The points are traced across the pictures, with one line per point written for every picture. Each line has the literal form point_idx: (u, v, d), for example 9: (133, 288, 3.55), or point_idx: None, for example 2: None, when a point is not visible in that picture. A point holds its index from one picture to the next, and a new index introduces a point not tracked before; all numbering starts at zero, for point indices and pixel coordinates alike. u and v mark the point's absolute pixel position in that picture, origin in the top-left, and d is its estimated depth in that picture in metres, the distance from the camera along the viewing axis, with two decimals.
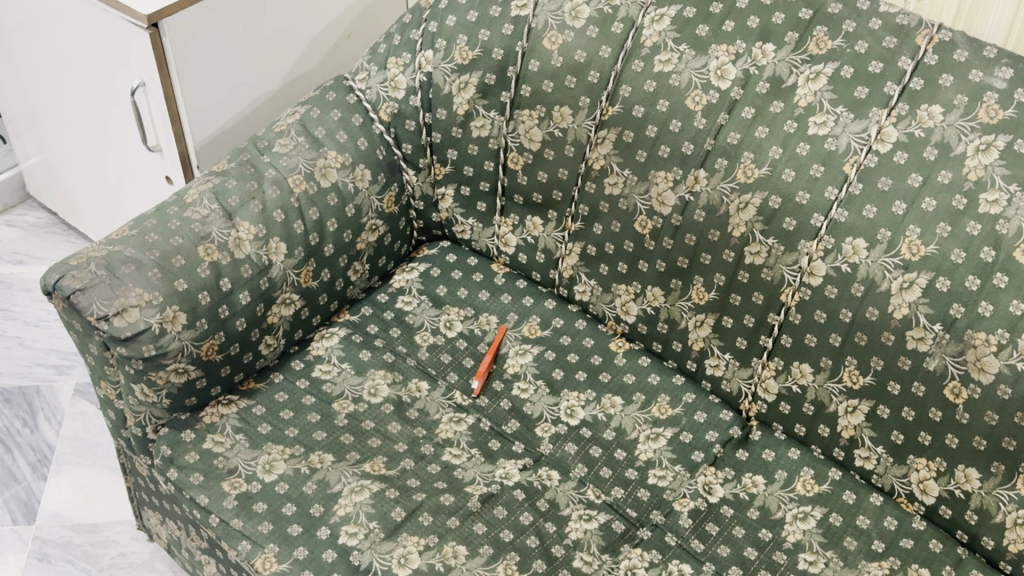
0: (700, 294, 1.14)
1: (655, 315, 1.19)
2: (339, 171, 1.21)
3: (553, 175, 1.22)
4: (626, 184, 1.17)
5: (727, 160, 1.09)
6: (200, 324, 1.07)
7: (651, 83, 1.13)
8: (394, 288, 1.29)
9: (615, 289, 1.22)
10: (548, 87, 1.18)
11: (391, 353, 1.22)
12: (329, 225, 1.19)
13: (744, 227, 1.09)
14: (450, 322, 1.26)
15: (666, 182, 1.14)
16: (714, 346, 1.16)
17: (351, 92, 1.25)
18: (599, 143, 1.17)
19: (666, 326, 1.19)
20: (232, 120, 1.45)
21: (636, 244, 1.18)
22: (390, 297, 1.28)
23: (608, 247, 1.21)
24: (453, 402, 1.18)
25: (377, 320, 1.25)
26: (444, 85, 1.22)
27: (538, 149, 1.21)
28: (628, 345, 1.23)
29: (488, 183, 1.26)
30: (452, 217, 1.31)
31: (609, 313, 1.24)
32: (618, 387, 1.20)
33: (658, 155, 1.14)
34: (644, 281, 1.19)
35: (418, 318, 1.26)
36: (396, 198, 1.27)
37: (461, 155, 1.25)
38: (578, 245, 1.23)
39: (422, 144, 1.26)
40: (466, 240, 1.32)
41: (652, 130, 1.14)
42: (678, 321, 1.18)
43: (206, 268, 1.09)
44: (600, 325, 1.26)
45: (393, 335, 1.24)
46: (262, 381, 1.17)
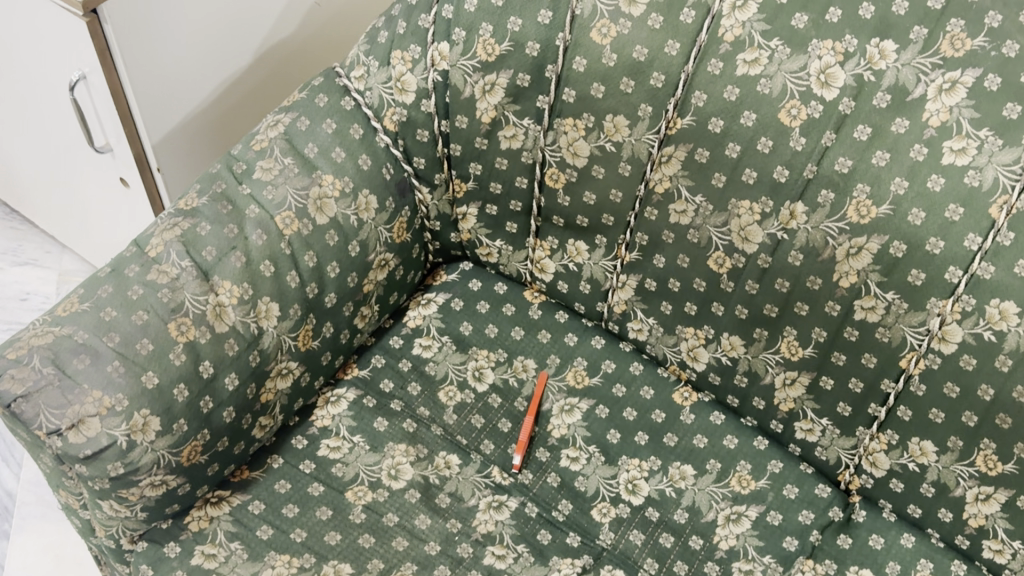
0: (792, 348, 0.93)
1: (732, 366, 0.99)
2: (338, 201, 0.97)
3: (602, 196, 0.98)
4: (698, 213, 0.94)
5: (834, 193, 0.86)
6: (178, 427, 0.85)
7: (733, 89, 0.88)
8: (410, 328, 1.07)
9: (679, 331, 1.01)
10: (598, 91, 0.93)
11: (410, 418, 1.01)
12: (330, 270, 0.96)
13: (855, 277, 0.87)
14: (480, 371, 1.04)
15: (751, 215, 0.91)
16: (807, 408, 0.96)
17: (346, 93, 1.00)
18: (663, 162, 0.93)
19: (745, 379, 0.98)
20: (195, 109, 1.19)
21: (710, 284, 0.96)
22: (405, 340, 1.06)
23: (673, 284, 0.98)
24: (491, 482, 0.98)
25: (392, 373, 1.03)
26: (465, 87, 0.97)
27: (583, 166, 0.97)
28: (697, 396, 1.03)
29: (521, 202, 1.02)
30: (475, 238, 1.07)
31: (672, 357, 1.03)
32: (688, 453, 1.00)
33: (740, 181, 0.90)
34: (718, 326, 0.97)
35: (441, 368, 1.04)
36: (408, 223, 1.03)
37: (487, 170, 1.01)
38: (634, 278, 1.01)
39: (438, 157, 1.01)
40: (492, 263, 1.09)
41: (734, 149, 0.90)
42: (762, 375, 0.97)
43: (181, 352, 0.86)
44: (660, 369, 1.05)
45: (412, 393, 1.02)
46: (258, 468, 0.96)
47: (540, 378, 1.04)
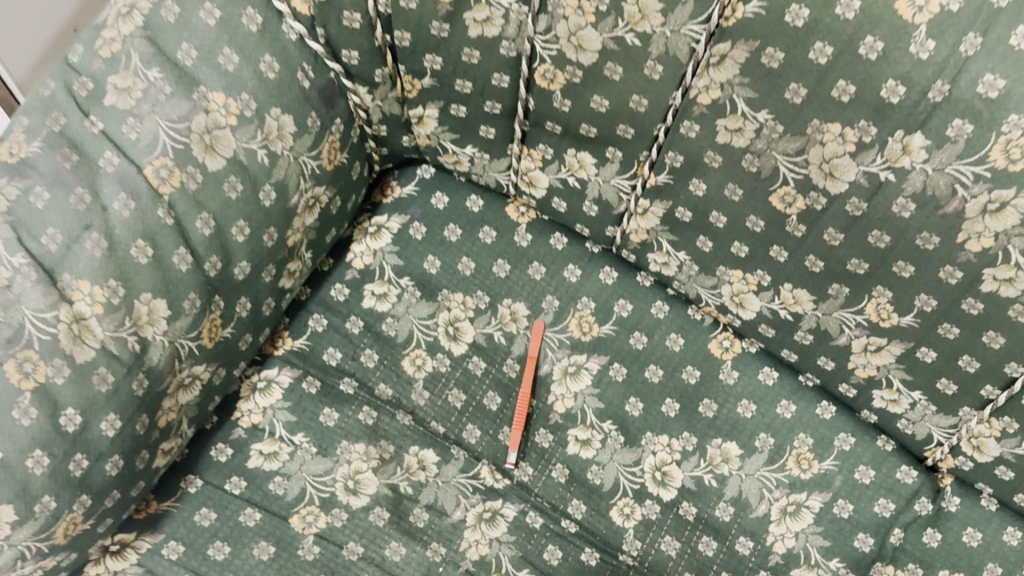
0: (883, 312, 0.69)
1: (793, 322, 0.74)
2: (235, 132, 0.66)
3: (619, 103, 0.68)
4: (760, 135, 0.65)
5: (973, 124, 0.57)
6: (43, 507, 0.60)
7: None
8: (357, 271, 0.80)
9: (722, 273, 0.75)
10: None
11: (368, 404, 0.76)
12: (234, 234, 0.67)
13: (991, 241, 0.61)
14: (455, 327, 0.79)
15: (841, 142, 0.62)
16: (894, 377, 0.72)
17: None
18: (712, 64, 0.63)
19: (810, 337, 0.74)
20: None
21: (769, 225, 0.69)
22: (352, 289, 0.79)
23: (717, 219, 0.71)
24: (479, 485, 0.75)
25: (338, 339, 0.78)
26: None
27: (592, 63, 0.66)
28: (740, 346, 0.79)
29: (500, 103, 0.73)
30: (437, 144, 0.79)
31: (709, 300, 0.78)
32: (731, 426, 0.77)
33: (830, 98, 0.61)
34: (778, 274, 0.72)
35: (404, 325, 0.78)
36: (343, 140, 0.74)
37: (448, 64, 0.71)
38: (660, 206, 0.73)
39: (379, 47, 0.71)
40: (462, 172, 0.81)
41: (823, 52, 0.59)
42: (835, 337, 0.73)
43: (30, 407, 0.58)
44: (691, 309, 0.80)
45: (367, 365, 0.77)
46: (171, 498, 0.72)
47: (536, 329, 0.79)
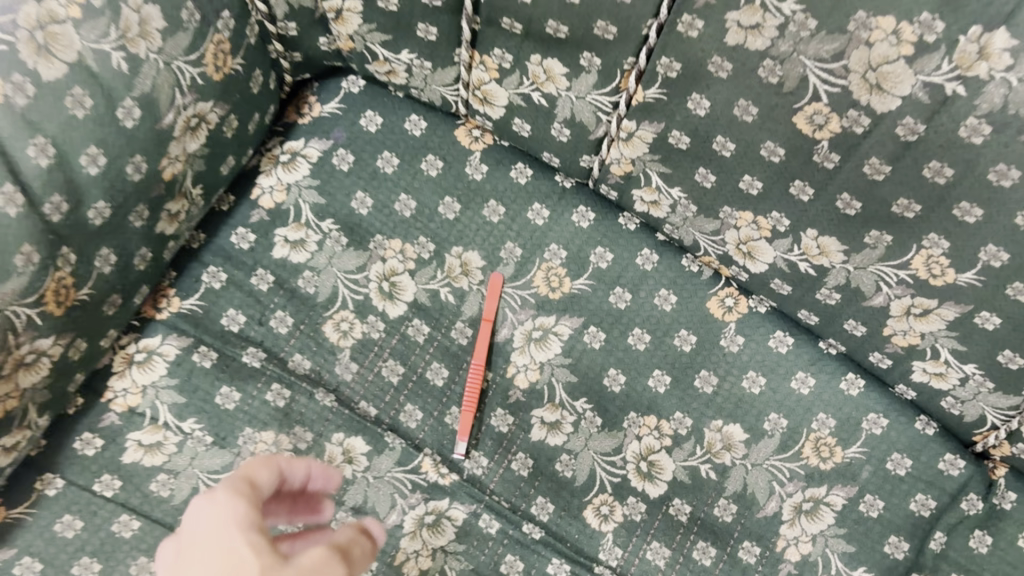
0: (935, 267, 0.53)
1: (816, 278, 0.58)
2: (79, 26, 0.48)
3: None
4: (781, 34, 0.47)
5: None
6: None
7: None
8: (265, 212, 0.63)
9: (726, 216, 0.59)
10: None
11: (278, 382, 0.60)
12: (83, 164, 0.50)
13: None
14: (393, 281, 0.63)
15: (891, 43, 0.45)
16: (943, 343, 0.56)
17: None
18: None
19: (836, 296, 0.58)
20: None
21: (791, 153, 0.53)
22: (259, 234, 0.62)
23: (723, 145, 0.55)
24: (420, 481, 0.60)
25: (240, 297, 0.61)
26: None
27: None
28: (746, 306, 0.63)
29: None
30: (364, 48, 0.62)
31: (708, 248, 0.62)
32: (735, 406, 0.62)
33: None
34: (799, 217, 0.56)
35: (326, 280, 0.62)
36: (232, 41, 0.57)
37: None
38: (650, 128, 0.57)
39: None
40: (399, 85, 0.64)
41: None
42: (869, 297, 0.57)
43: None
44: (685, 259, 0.64)
45: (280, 330, 0.61)
46: (23, 500, 0.56)
47: (494, 285, 0.63)
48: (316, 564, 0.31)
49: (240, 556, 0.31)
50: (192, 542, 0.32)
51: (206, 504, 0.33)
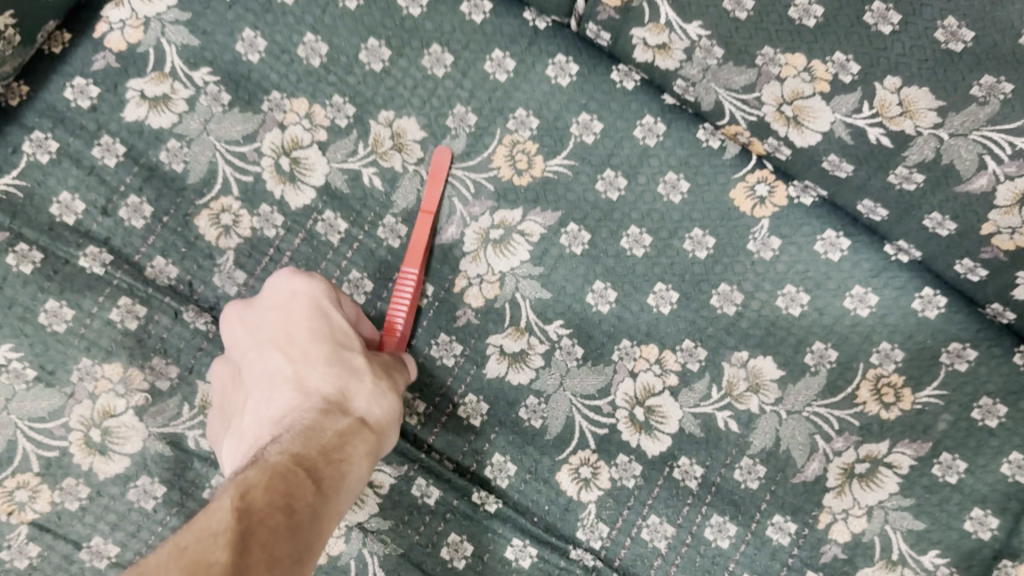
0: None
1: (890, 153, 0.41)
2: None
3: None
4: None
5: None
6: None
7: None
8: (114, 55, 0.45)
9: (765, 63, 0.41)
10: None
11: (130, 295, 0.43)
12: None
13: None
14: (296, 159, 0.45)
15: None
16: None
17: None
18: None
19: (920, 179, 0.41)
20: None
21: None
22: (105, 87, 0.44)
23: None
24: None
25: (78, 176, 0.44)
26: None
27: None
28: (785, 196, 0.46)
29: None
30: None
31: (736, 113, 0.44)
32: (767, 332, 0.45)
33: None
34: (871, 60, 0.39)
35: (200, 154, 0.45)
36: None
37: None
38: None
39: None
40: None
41: None
42: (968, 181, 0.39)
43: None
44: (700, 130, 0.46)
45: (134, 223, 0.44)
46: None
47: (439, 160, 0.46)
48: (394, 362, 0.41)
49: (342, 330, 0.39)
50: (278, 303, 0.39)
51: (300, 280, 0.40)
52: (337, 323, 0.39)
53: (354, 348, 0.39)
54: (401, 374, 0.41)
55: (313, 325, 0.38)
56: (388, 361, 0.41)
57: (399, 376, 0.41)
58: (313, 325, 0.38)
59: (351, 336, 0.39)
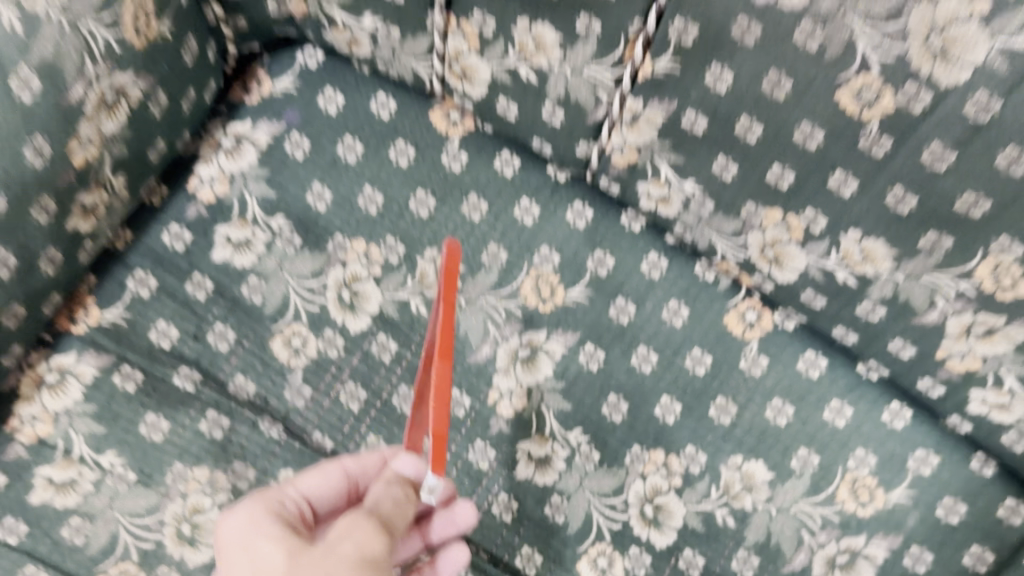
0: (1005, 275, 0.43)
1: (855, 291, 0.49)
2: None
3: None
4: None
5: None
6: None
7: None
8: (205, 206, 0.55)
9: (749, 215, 0.50)
10: None
11: (215, 408, 0.51)
12: None
13: None
14: (354, 291, 0.53)
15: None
16: (1008, 373, 0.47)
17: None
18: None
19: (880, 310, 0.49)
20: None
21: (832, 136, 0.43)
22: (196, 233, 0.54)
23: (744, 126, 0.46)
24: None
25: (173, 308, 0.52)
26: None
27: None
28: (771, 321, 0.54)
29: None
30: (319, 15, 0.54)
31: (731, 255, 0.53)
32: (758, 439, 0.53)
33: None
34: (836, 215, 0.47)
35: (275, 288, 0.53)
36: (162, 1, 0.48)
37: None
38: (660, 108, 0.48)
39: None
40: (361, 59, 0.56)
41: None
42: (922, 313, 0.47)
43: None
44: (698, 265, 0.55)
45: (219, 346, 0.52)
46: None
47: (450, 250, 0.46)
48: (343, 530, 0.36)
49: (269, 558, 0.36)
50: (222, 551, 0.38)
51: (233, 520, 0.38)
52: (266, 547, 0.36)
53: (285, 553, 0.36)
54: (354, 543, 0.36)
55: (245, 559, 0.36)
56: (338, 536, 0.36)
57: (351, 544, 0.36)
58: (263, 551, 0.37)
59: (279, 560, 0.36)
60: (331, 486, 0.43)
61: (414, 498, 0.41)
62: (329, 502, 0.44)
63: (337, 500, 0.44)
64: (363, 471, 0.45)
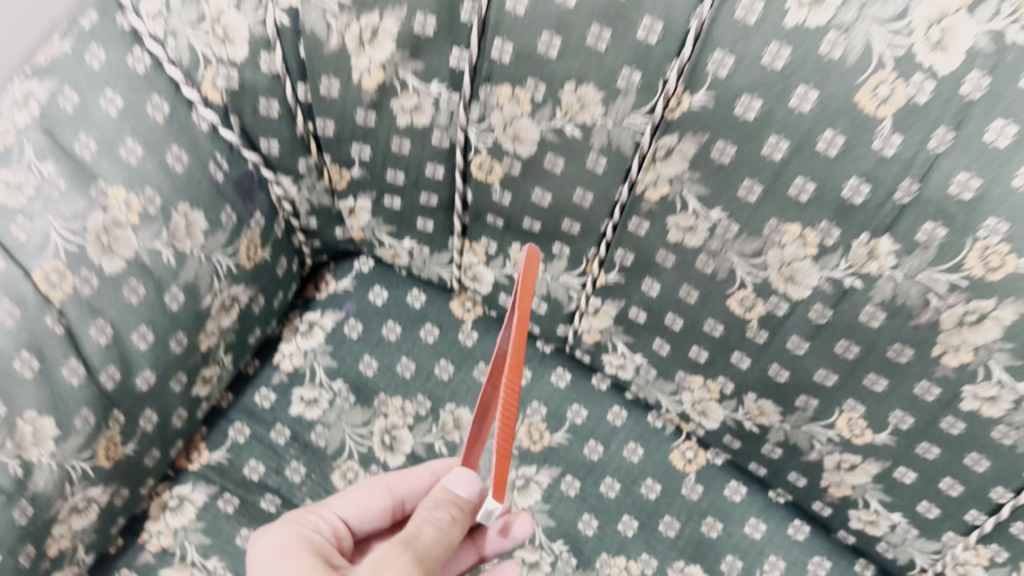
0: (855, 426, 0.62)
1: (760, 435, 0.68)
2: (138, 231, 0.60)
3: (562, 198, 0.63)
4: (713, 234, 0.59)
5: (946, 228, 0.51)
6: None
7: (779, 50, 0.50)
8: (285, 374, 0.75)
9: (682, 380, 0.69)
10: (548, 48, 0.56)
11: None
12: (135, 340, 0.61)
13: (970, 356, 0.54)
14: (392, 436, 0.72)
15: (801, 246, 0.56)
16: (871, 497, 0.65)
17: (135, 42, 0.60)
18: (657, 158, 0.58)
19: (778, 450, 0.68)
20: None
21: (729, 329, 0.63)
22: (279, 395, 0.74)
23: (672, 320, 0.65)
24: None
25: (261, 450, 0.72)
26: (329, 37, 0.59)
27: (531, 156, 0.62)
28: (704, 458, 0.73)
29: (436, 195, 0.69)
30: (372, 237, 0.75)
31: (670, 406, 0.72)
32: (696, 547, 0.70)
33: (785, 196, 0.55)
34: (740, 382, 0.66)
35: (335, 434, 0.72)
36: (265, 235, 0.70)
37: (379, 154, 0.66)
38: (613, 305, 0.68)
39: (301, 137, 0.66)
40: (402, 268, 0.78)
41: (778, 147, 0.53)
42: (806, 453, 0.66)
43: None
44: (650, 416, 0.74)
45: (293, 477, 0.71)
46: None
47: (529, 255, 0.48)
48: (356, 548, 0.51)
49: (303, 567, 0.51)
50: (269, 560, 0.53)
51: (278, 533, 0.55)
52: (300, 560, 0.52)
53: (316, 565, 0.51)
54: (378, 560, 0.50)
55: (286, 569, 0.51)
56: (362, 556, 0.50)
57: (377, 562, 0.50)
58: (291, 548, 0.53)
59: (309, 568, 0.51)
60: (376, 502, 0.61)
61: (453, 516, 0.55)
62: (374, 514, 0.61)
63: (382, 508, 0.61)
64: (408, 489, 0.62)
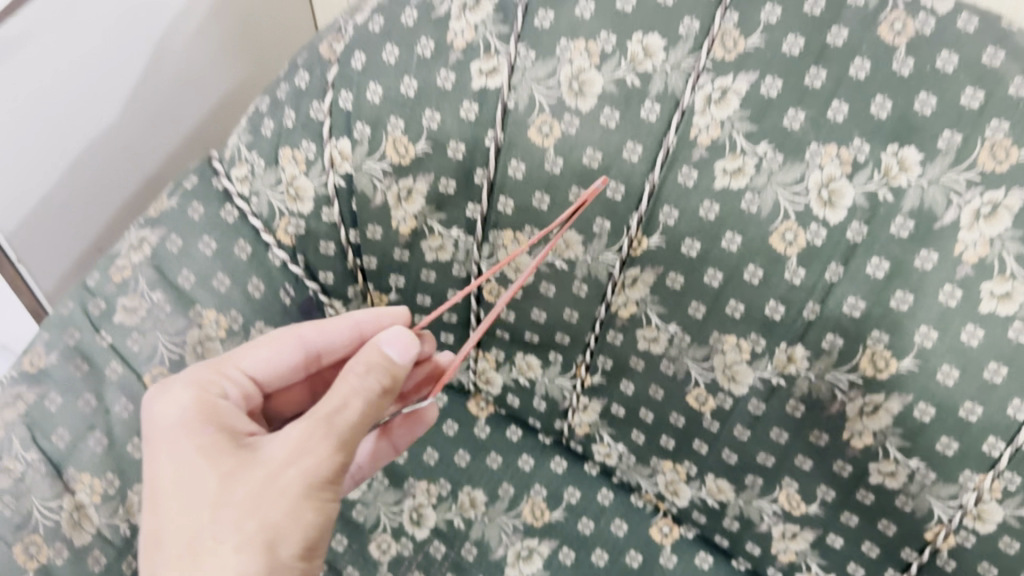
0: (792, 501, 0.77)
1: (719, 510, 0.83)
2: (224, 344, 0.78)
3: (555, 315, 0.80)
4: (672, 343, 0.75)
5: (844, 339, 0.67)
6: None
7: (711, 206, 0.67)
8: None
9: (655, 464, 0.85)
10: (541, 203, 0.74)
11: None
12: None
13: (871, 438, 0.69)
14: (419, 514, 0.88)
15: (738, 353, 0.72)
16: (811, 561, 0.79)
17: (227, 199, 0.79)
18: (626, 285, 0.75)
19: (735, 523, 0.82)
20: (124, 186, 1.02)
21: (689, 421, 0.79)
22: None
23: (645, 414, 0.82)
24: None
25: None
26: (375, 195, 0.77)
27: (529, 283, 0.79)
28: (678, 531, 0.87)
29: (456, 314, 0.86)
30: None
31: (648, 488, 0.87)
32: None
33: (724, 314, 0.71)
34: (701, 465, 0.81)
35: (372, 512, 0.88)
36: None
37: (413, 282, 0.84)
38: (598, 402, 0.84)
39: (351, 269, 0.83)
40: None
41: (716, 277, 0.70)
42: (757, 523, 0.81)
43: None
44: (632, 497, 0.89)
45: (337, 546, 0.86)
46: None
47: None
48: (277, 441, 0.59)
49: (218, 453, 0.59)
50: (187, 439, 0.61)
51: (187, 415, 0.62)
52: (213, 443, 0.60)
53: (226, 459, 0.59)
54: (295, 461, 0.57)
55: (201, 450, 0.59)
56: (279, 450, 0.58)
57: (293, 462, 0.58)
58: (192, 424, 0.61)
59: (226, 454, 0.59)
60: (281, 355, 0.71)
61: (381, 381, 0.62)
62: (275, 365, 0.71)
63: (287, 360, 0.71)
64: (320, 338, 0.72)
